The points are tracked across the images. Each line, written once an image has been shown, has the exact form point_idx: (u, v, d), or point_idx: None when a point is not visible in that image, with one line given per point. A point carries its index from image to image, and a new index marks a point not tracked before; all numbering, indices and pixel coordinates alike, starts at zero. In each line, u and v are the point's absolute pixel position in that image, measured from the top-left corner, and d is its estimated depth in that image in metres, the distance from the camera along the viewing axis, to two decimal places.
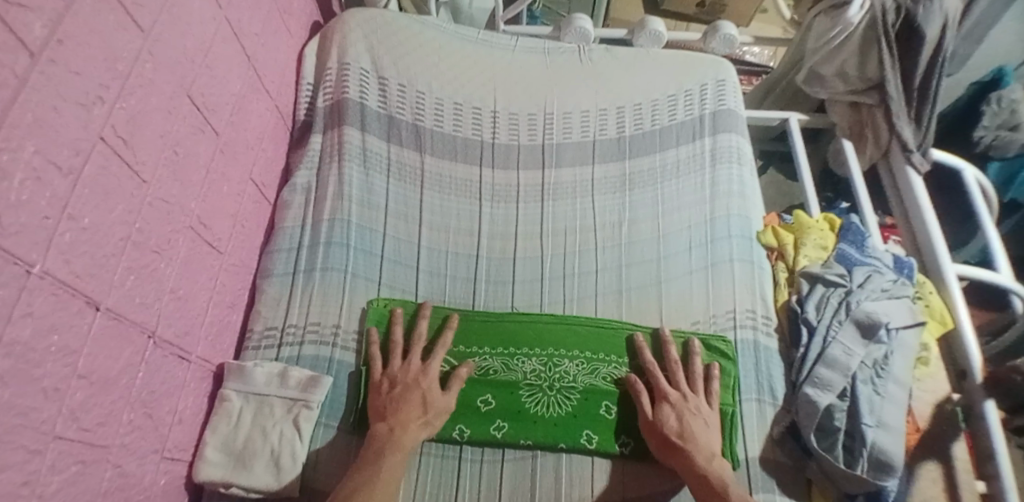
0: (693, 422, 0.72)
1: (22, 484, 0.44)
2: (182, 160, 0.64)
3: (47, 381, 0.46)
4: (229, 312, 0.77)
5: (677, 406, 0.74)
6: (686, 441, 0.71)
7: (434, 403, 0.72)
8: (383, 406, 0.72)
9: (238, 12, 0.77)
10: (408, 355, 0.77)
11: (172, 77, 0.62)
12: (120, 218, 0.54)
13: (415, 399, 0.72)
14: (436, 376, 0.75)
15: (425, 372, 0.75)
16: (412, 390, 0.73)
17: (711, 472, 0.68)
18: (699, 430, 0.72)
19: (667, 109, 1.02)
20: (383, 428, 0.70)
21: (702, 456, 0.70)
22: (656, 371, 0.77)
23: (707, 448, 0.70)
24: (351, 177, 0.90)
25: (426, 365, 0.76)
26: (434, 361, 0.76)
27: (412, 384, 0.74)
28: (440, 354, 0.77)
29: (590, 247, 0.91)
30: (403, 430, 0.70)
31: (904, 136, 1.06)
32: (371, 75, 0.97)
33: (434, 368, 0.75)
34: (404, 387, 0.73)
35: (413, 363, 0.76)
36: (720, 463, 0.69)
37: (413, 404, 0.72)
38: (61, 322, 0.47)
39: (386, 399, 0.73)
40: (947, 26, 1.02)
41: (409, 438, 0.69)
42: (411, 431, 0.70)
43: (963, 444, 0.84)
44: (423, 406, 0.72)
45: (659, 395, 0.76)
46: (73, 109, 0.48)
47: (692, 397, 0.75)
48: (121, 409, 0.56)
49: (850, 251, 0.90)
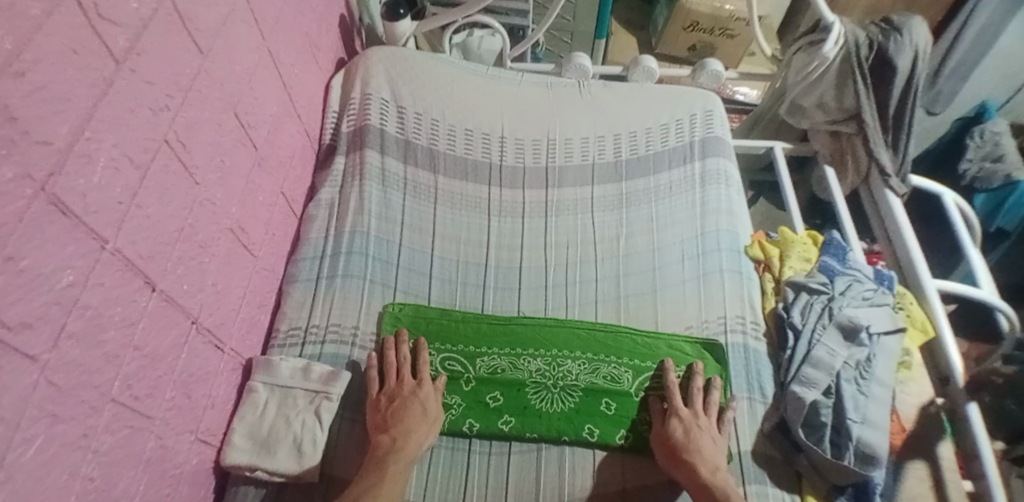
0: (701, 436, 0.76)
1: (80, 436, 0.50)
2: (226, 168, 0.73)
3: (109, 347, 0.53)
4: (258, 311, 0.84)
5: (687, 422, 0.77)
6: (695, 452, 0.74)
7: (429, 414, 0.77)
8: (382, 419, 0.76)
9: (278, 44, 0.87)
10: (400, 374, 0.80)
11: (223, 95, 0.71)
12: (175, 213, 0.62)
13: (416, 411, 0.76)
14: (430, 390, 0.80)
15: (420, 386, 0.79)
16: (410, 402, 0.77)
17: (715, 484, 0.71)
18: (707, 444, 0.75)
19: (660, 136, 1.11)
20: (385, 439, 0.73)
21: (707, 468, 0.73)
22: (675, 390, 0.81)
23: (712, 462, 0.73)
24: (370, 193, 0.98)
25: (417, 382, 0.80)
26: (427, 377, 0.81)
27: (410, 397, 0.77)
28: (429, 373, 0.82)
29: (591, 259, 0.98)
30: (406, 438, 0.73)
31: (881, 161, 1.15)
32: (391, 104, 1.08)
33: (428, 383, 0.80)
34: (402, 399, 0.77)
35: (408, 378, 0.79)
36: (724, 476, 0.72)
37: (414, 415, 0.76)
38: (124, 296, 0.54)
39: (384, 412, 0.76)
40: (918, 59, 1.11)
41: (411, 447, 0.73)
42: (412, 441, 0.73)
43: (947, 445, 0.88)
44: (422, 418, 0.76)
45: (673, 412, 0.79)
46: (145, 113, 0.56)
47: (703, 418, 0.79)
48: (165, 384, 0.62)
49: (831, 262, 0.97)
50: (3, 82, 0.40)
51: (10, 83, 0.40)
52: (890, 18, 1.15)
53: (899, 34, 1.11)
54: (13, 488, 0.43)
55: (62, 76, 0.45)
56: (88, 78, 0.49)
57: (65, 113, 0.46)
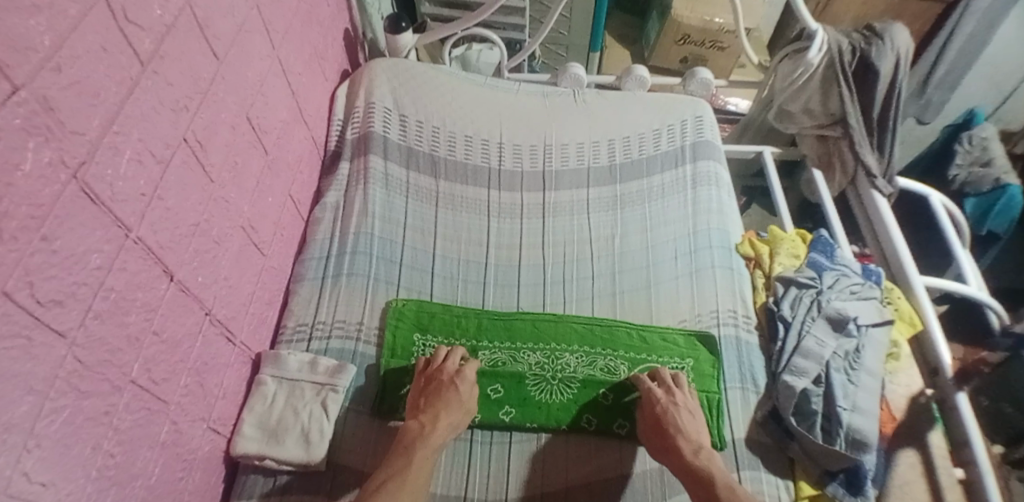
0: (679, 414, 0.78)
1: (103, 413, 0.53)
2: (239, 168, 0.77)
3: (131, 330, 0.56)
4: (267, 308, 0.87)
5: (664, 403, 0.80)
6: (677, 433, 0.76)
7: (464, 402, 0.78)
8: (419, 403, 0.79)
9: (287, 54, 0.92)
10: (445, 359, 0.84)
11: (236, 99, 0.76)
12: (192, 208, 0.66)
13: (451, 398, 0.78)
14: (469, 379, 0.81)
15: (459, 373, 0.81)
16: (445, 388, 0.79)
17: (700, 466, 0.73)
18: (687, 421, 0.78)
19: (653, 141, 1.15)
20: (416, 424, 0.76)
21: (690, 450, 0.75)
22: (643, 378, 0.83)
23: (695, 442, 0.76)
24: (374, 196, 1.02)
25: (460, 371, 0.82)
26: (468, 366, 0.83)
27: (447, 383, 0.80)
28: (474, 362, 0.84)
29: (587, 257, 1.02)
30: (434, 425, 0.75)
31: (867, 162, 1.20)
32: (393, 113, 1.12)
33: (468, 373, 0.82)
34: (438, 385, 0.80)
35: (450, 364, 0.82)
36: (707, 455, 0.74)
37: (447, 402, 0.78)
38: (144, 283, 0.58)
39: (423, 396, 0.80)
40: (899, 64, 1.16)
41: (438, 434, 0.74)
42: (440, 427, 0.75)
43: (937, 434, 0.90)
44: (455, 406, 0.77)
45: (647, 396, 0.81)
46: (167, 112, 0.61)
47: (677, 392, 0.82)
48: (180, 371, 0.65)
49: (819, 258, 1.00)
50: (43, 76, 0.44)
51: (49, 77, 0.45)
52: (872, 26, 1.20)
53: (880, 40, 1.16)
54: (40, 455, 0.46)
55: (95, 72, 0.50)
56: (117, 77, 0.53)
57: (97, 107, 0.50)
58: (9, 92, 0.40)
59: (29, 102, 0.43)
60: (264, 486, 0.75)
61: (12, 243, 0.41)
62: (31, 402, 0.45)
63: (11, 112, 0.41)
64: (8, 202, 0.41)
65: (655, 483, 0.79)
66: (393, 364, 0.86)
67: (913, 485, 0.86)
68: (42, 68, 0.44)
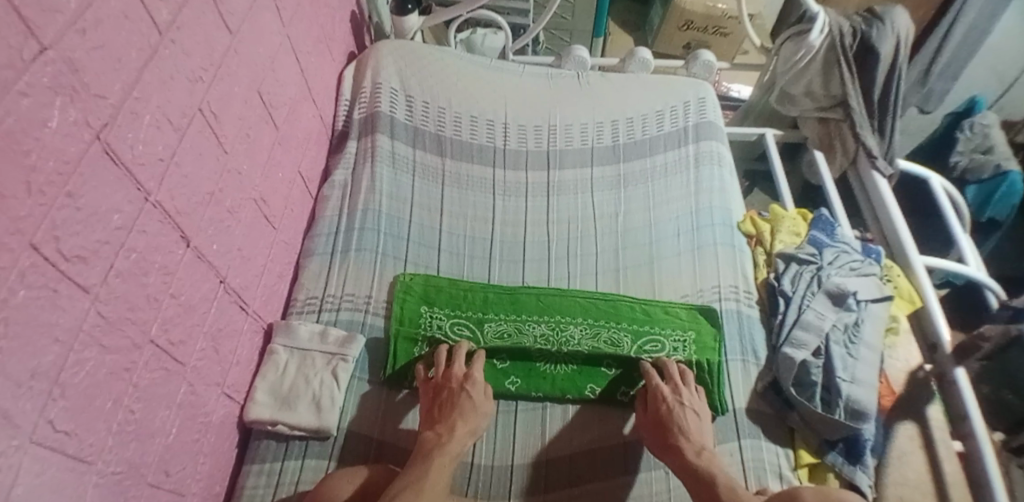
0: (684, 414, 0.77)
1: (124, 369, 0.55)
2: (251, 142, 0.79)
3: (150, 290, 0.58)
4: (277, 280, 0.89)
5: (670, 402, 0.79)
6: (680, 434, 0.75)
7: (478, 406, 0.77)
8: (433, 413, 0.78)
9: (297, 33, 0.94)
10: (452, 363, 0.82)
11: (248, 74, 0.77)
12: (207, 176, 0.68)
13: (466, 405, 0.76)
14: (480, 382, 0.80)
15: (467, 378, 0.80)
16: (456, 396, 0.78)
17: (703, 467, 0.71)
18: (692, 423, 0.77)
19: (655, 121, 1.16)
20: (431, 435, 0.74)
21: (692, 451, 0.74)
22: (652, 373, 0.82)
23: (698, 442, 0.75)
24: (381, 174, 1.04)
25: (468, 373, 0.81)
26: (476, 368, 0.81)
27: (457, 390, 0.78)
28: (480, 364, 0.83)
29: (591, 234, 1.03)
30: (451, 433, 0.73)
31: (868, 144, 1.20)
32: (400, 93, 1.14)
33: (476, 376, 0.80)
34: (450, 393, 0.78)
35: (457, 369, 0.81)
36: (710, 458, 0.73)
37: (461, 411, 0.76)
38: (163, 246, 0.60)
39: (435, 407, 0.78)
40: (899, 46, 1.16)
41: (456, 442, 0.72)
42: (457, 436, 0.73)
43: (936, 407, 0.92)
44: (470, 413, 0.76)
45: (653, 394, 0.81)
46: (183, 81, 0.62)
47: (683, 390, 0.81)
48: (197, 335, 0.67)
49: (820, 236, 1.02)
50: (69, 38, 0.46)
51: (75, 39, 0.46)
52: (873, 9, 1.21)
53: (881, 23, 1.16)
54: (65, 403, 0.48)
55: (117, 38, 0.51)
56: (137, 44, 0.54)
57: (118, 72, 0.52)
58: (37, 51, 0.42)
59: (56, 62, 0.44)
60: (276, 451, 0.77)
61: (39, 197, 0.43)
62: (57, 352, 0.46)
63: (39, 72, 0.42)
64: (36, 156, 0.42)
65: None
66: (402, 333, 0.87)
67: (911, 455, 0.88)
68: (67, 30, 0.45)
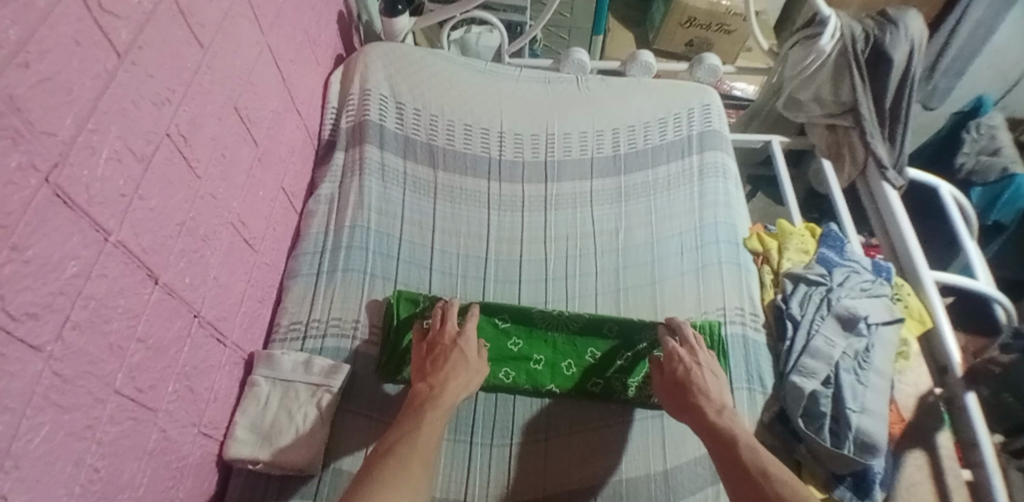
0: (701, 375, 0.75)
1: (86, 427, 0.50)
2: (228, 162, 0.74)
3: (113, 338, 0.53)
4: (259, 306, 0.85)
5: (687, 363, 0.76)
6: (699, 393, 0.73)
7: (470, 363, 0.75)
8: (424, 367, 0.75)
9: (279, 40, 0.88)
10: (444, 322, 0.80)
11: (224, 89, 0.72)
12: (177, 205, 0.63)
13: (456, 358, 0.75)
14: (473, 340, 0.78)
15: (461, 334, 0.78)
16: (450, 351, 0.76)
17: (721, 424, 0.68)
18: (710, 382, 0.74)
19: (658, 130, 1.11)
20: (424, 387, 0.72)
21: (712, 410, 0.71)
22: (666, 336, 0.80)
23: (719, 402, 0.72)
24: (370, 188, 0.98)
25: (461, 331, 0.79)
26: (469, 326, 0.79)
27: (450, 346, 0.77)
28: (474, 322, 0.81)
29: (591, 251, 0.99)
30: (443, 387, 0.72)
31: (878, 153, 1.16)
32: (390, 100, 1.08)
33: (471, 334, 0.79)
34: (441, 351, 0.77)
35: (450, 326, 0.79)
36: (731, 415, 0.70)
37: (454, 365, 0.74)
38: (127, 288, 0.55)
39: (426, 362, 0.76)
40: (914, 51, 1.11)
41: (448, 395, 0.71)
42: (450, 388, 0.71)
43: (945, 434, 0.87)
44: (460, 366, 0.74)
45: (669, 356, 0.78)
46: (148, 104, 0.57)
47: (700, 352, 0.78)
48: (168, 378, 0.62)
49: (829, 254, 0.97)
50: (8, 73, 0.40)
51: (16, 74, 0.41)
52: (886, 12, 1.16)
53: (895, 27, 1.11)
54: (19, 474, 0.43)
55: (67, 67, 0.46)
56: (91, 70, 0.49)
57: (70, 105, 0.46)
58: None
59: None
60: (259, 490, 0.73)
61: None
62: (7, 421, 0.41)
63: None
64: None
65: (659, 486, 0.76)
66: (403, 295, 0.87)
67: (921, 487, 0.83)
68: (7, 64, 0.40)
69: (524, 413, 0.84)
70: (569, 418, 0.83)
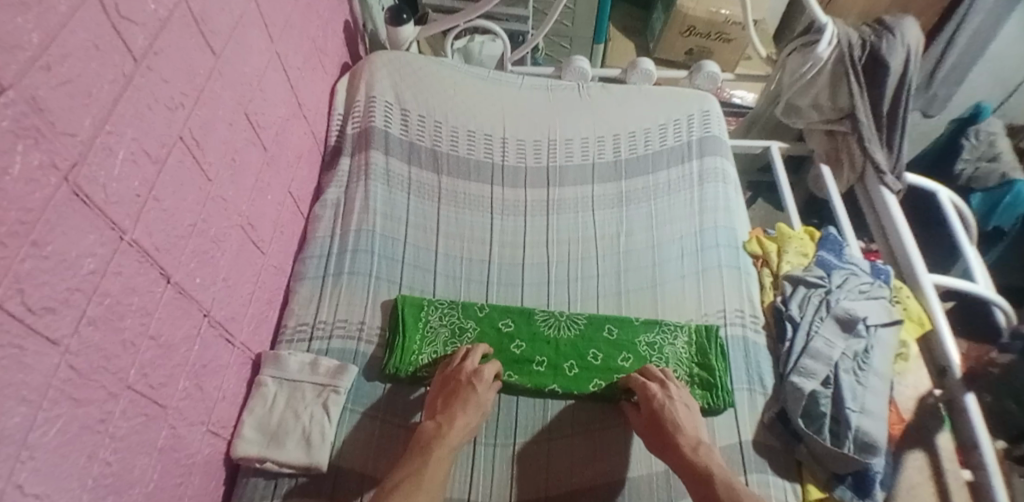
0: (676, 409, 0.77)
1: (99, 420, 0.52)
2: (237, 166, 0.76)
3: (127, 334, 0.55)
4: (266, 308, 0.86)
5: (660, 398, 0.78)
6: (675, 429, 0.74)
7: (480, 405, 0.76)
8: (437, 404, 0.78)
9: (287, 48, 0.90)
10: (466, 359, 0.82)
11: (233, 95, 0.74)
12: (189, 207, 0.65)
13: (469, 399, 0.76)
14: (488, 380, 0.79)
15: (477, 374, 0.79)
16: (462, 390, 0.77)
17: (698, 461, 0.70)
18: (684, 418, 0.76)
19: (658, 136, 1.13)
20: (430, 425, 0.74)
21: (688, 446, 0.73)
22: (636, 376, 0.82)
23: (694, 437, 0.74)
24: (375, 193, 1.00)
25: (478, 371, 0.80)
26: (487, 366, 0.81)
27: (463, 385, 0.78)
28: (493, 364, 0.82)
29: (592, 255, 1.00)
30: (450, 425, 0.73)
31: (876, 159, 1.17)
32: (394, 107, 1.10)
33: (485, 374, 0.79)
34: (455, 387, 0.78)
35: (468, 364, 0.80)
36: (706, 451, 0.72)
37: (464, 403, 0.76)
38: (141, 286, 0.57)
39: (440, 397, 0.78)
40: (910, 58, 1.13)
41: (455, 434, 0.72)
42: (455, 428, 0.73)
43: (946, 436, 0.87)
44: (472, 406, 0.76)
45: (644, 395, 0.79)
46: (161, 108, 0.59)
47: (671, 386, 0.80)
48: (178, 376, 0.64)
49: (828, 257, 0.99)
50: (32, 75, 0.42)
51: (38, 76, 0.43)
52: (882, 20, 1.18)
53: (891, 34, 1.13)
54: (34, 465, 0.44)
55: (87, 70, 0.48)
56: (109, 74, 0.51)
57: (89, 106, 0.48)
58: None
59: (17, 102, 0.40)
60: (265, 489, 0.74)
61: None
62: (24, 412, 0.43)
63: None
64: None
65: (661, 486, 0.77)
66: (409, 299, 0.89)
67: (920, 488, 0.84)
68: (30, 67, 0.42)
69: (527, 414, 0.84)
70: (572, 419, 0.84)
